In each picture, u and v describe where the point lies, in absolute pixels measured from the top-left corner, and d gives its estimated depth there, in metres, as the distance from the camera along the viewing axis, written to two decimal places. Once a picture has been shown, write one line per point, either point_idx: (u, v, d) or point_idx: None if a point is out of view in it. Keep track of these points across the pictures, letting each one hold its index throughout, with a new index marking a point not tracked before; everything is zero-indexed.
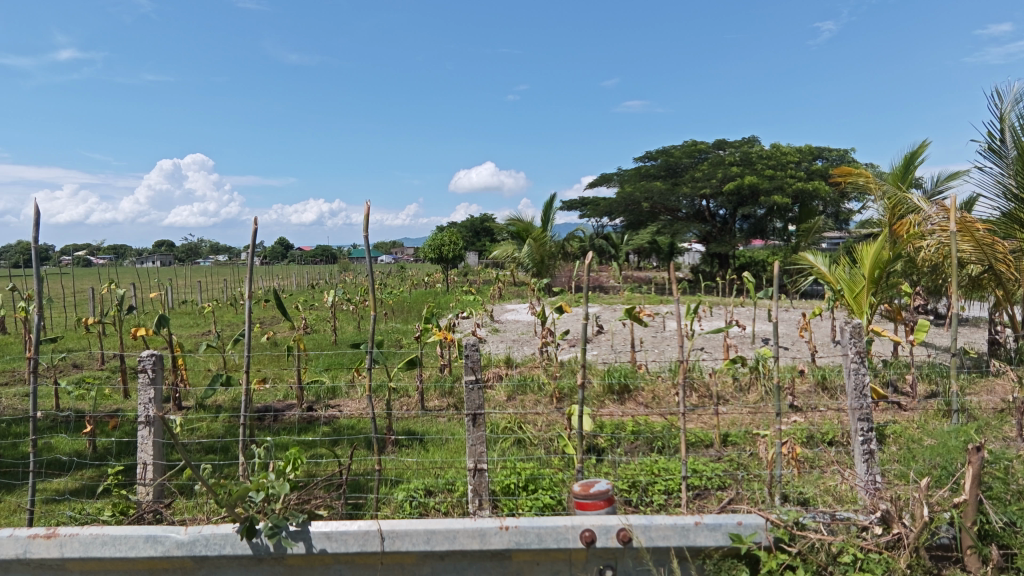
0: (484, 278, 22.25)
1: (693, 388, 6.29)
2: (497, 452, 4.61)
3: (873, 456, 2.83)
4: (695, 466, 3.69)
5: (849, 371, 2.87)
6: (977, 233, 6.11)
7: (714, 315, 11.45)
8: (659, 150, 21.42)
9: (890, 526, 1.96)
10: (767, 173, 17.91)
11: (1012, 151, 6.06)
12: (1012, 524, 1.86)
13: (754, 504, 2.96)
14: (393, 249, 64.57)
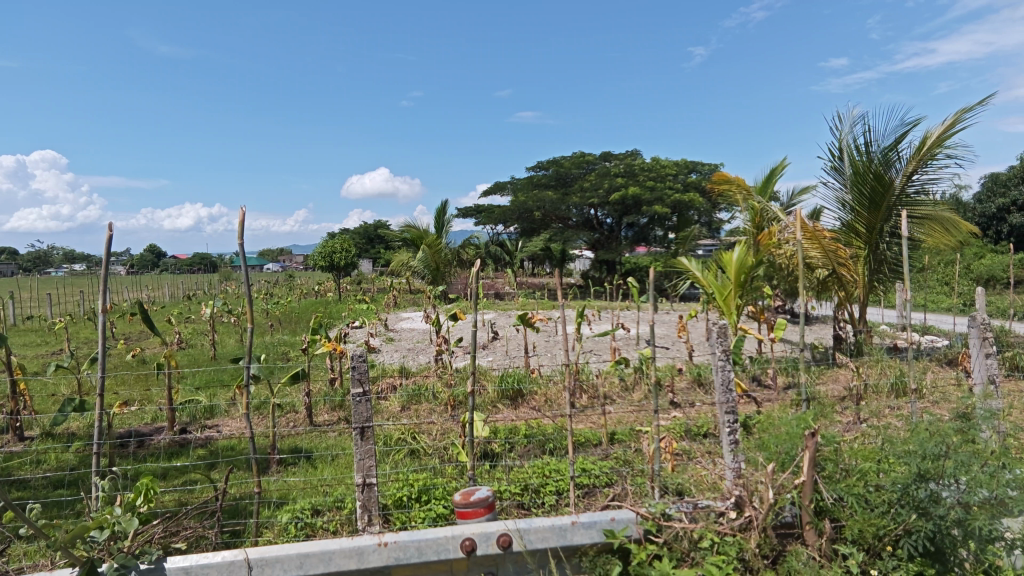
0: (378, 286, 21.69)
1: (583, 390, 6.51)
2: (389, 465, 4.49)
3: (739, 446, 3.07)
4: (583, 465, 3.81)
5: (717, 368, 3.12)
6: (824, 240, 6.94)
7: (602, 319, 12.00)
8: (550, 161, 22.08)
9: (743, 510, 2.11)
10: (648, 184, 19.05)
11: (849, 168, 6.93)
12: (840, 499, 2.02)
13: (636, 499, 3.11)
14: (281, 256, 60.94)
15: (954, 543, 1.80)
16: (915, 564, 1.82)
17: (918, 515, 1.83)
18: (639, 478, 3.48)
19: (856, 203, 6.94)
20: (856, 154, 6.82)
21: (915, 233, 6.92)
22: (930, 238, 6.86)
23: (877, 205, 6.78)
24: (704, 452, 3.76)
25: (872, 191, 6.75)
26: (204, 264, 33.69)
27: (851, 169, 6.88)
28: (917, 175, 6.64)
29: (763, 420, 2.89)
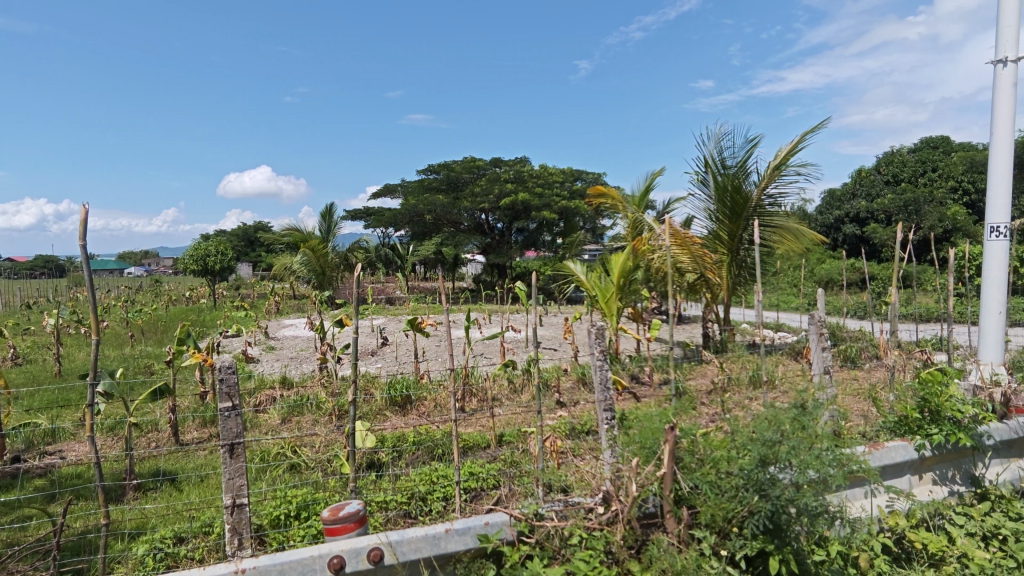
0: (259, 292, 20.32)
1: (472, 393, 6.50)
2: (266, 482, 4.19)
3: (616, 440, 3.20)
4: (470, 470, 3.80)
5: (595, 367, 3.26)
6: (692, 246, 7.52)
7: (493, 322, 12.12)
8: (441, 165, 22.00)
9: (610, 505, 2.20)
10: (537, 191, 19.55)
11: (712, 182, 7.57)
12: (696, 486, 2.16)
13: (522, 499, 3.15)
14: (145, 259, 55.09)
15: (789, 520, 1.98)
16: (758, 541, 1.99)
17: (759, 497, 2.00)
18: (525, 476, 3.53)
19: (720, 213, 7.60)
20: (718, 169, 7.48)
21: (769, 241, 7.68)
22: (781, 244, 7.65)
23: (738, 215, 7.45)
24: (587, 448, 3.88)
25: (733, 202, 7.42)
26: (48, 268, 29.60)
27: (715, 183, 7.51)
28: (769, 189, 7.40)
29: (636, 416, 3.04)
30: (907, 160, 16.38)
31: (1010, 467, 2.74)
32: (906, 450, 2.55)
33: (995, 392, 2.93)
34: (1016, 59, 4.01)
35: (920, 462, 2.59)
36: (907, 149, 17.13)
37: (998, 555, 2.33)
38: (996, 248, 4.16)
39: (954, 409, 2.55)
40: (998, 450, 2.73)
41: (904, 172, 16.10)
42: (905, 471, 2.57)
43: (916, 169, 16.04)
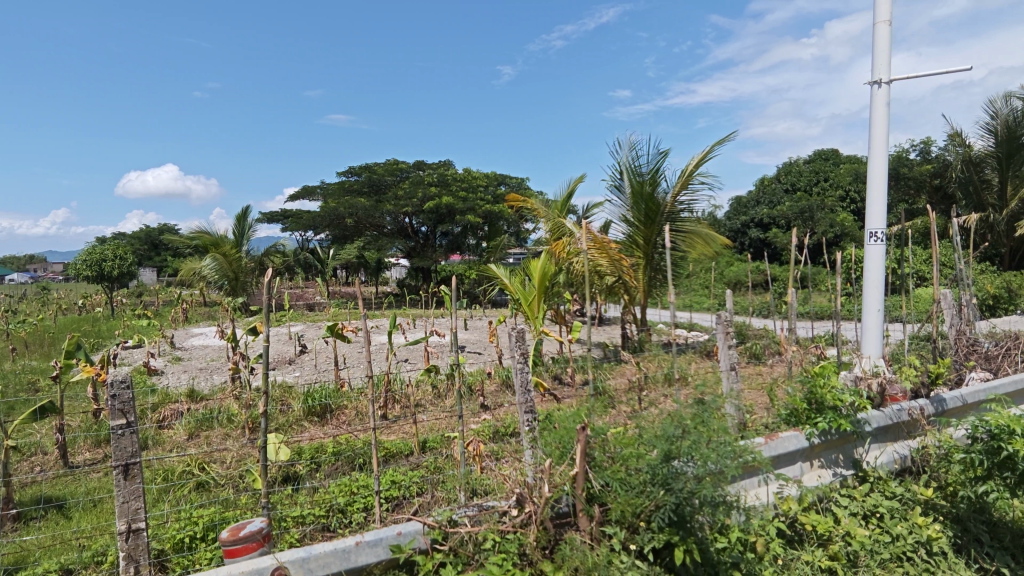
0: (164, 299, 18.95)
1: (395, 400, 6.36)
2: (170, 502, 3.89)
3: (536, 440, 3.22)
4: (393, 478, 3.72)
5: (517, 370, 3.28)
6: (610, 250, 7.78)
7: (416, 327, 11.96)
8: (362, 167, 21.49)
9: (524, 507, 2.21)
10: (461, 195, 19.48)
11: (628, 188, 7.86)
12: (606, 484, 2.22)
13: (444, 505, 3.11)
14: (29, 265, 50.00)
15: (693, 511, 2.06)
16: (665, 534, 2.06)
17: (664, 491, 2.07)
18: (448, 481, 3.49)
19: (635, 219, 7.88)
20: (633, 176, 7.76)
21: (680, 245, 8.06)
22: (692, 248, 8.04)
23: (652, 220, 7.77)
24: (510, 450, 3.90)
25: (647, 208, 7.73)
26: None
27: (631, 189, 7.78)
28: (680, 196, 7.78)
29: (555, 417, 3.08)
30: (803, 171, 17.74)
31: (887, 450, 2.99)
32: (797, 440, 2.72)
33: (874, 383, 3.20)
34: (889, 81, 4.44)
35: (810, 450, 2.78)
36: (803, 160, 18.57)
37: (875, 532, 2.56)
38: (875, 251, 4.58)
39: (837, 400, 2.77)
40: (876, 435, 2.98)
41: (801, 181, 17.41)
42: (797, 459, 2.74)
43: (811, 178, 17.39)
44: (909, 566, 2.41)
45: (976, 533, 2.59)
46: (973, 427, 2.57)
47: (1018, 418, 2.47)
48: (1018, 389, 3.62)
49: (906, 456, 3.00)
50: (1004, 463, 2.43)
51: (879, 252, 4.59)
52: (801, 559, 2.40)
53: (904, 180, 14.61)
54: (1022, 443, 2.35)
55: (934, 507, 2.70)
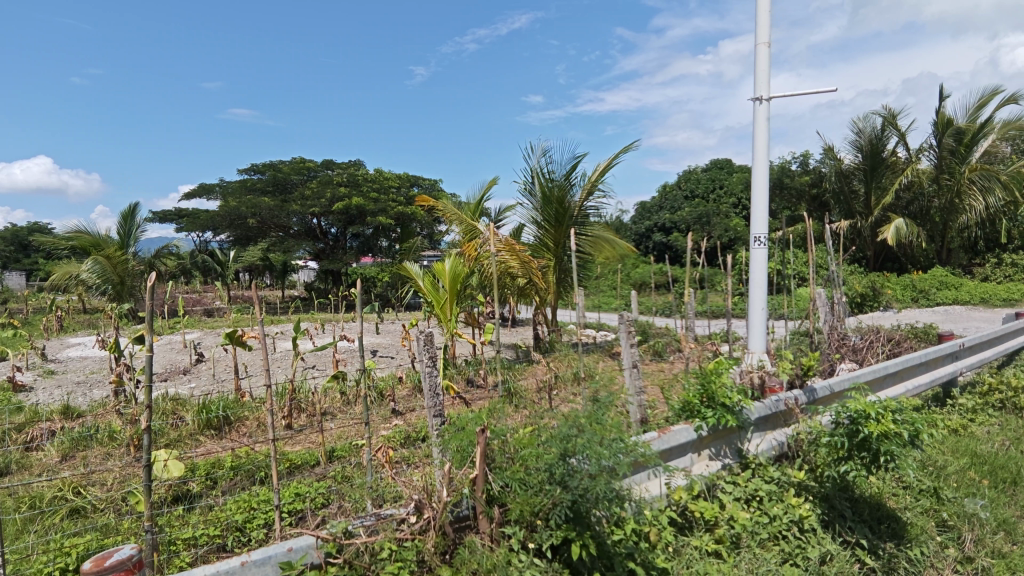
0: (36, 306, 17.00)
1: (300, 409, 6.05)
2: (37, 533, 3.47)
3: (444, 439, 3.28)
4: (297, 490, 3.55)
5: (425, 374, 3.30)
6: (521, 252, 7.81)
7: (324, 332, 11.54)
8: (266, 164, 20.43)
9: (422, 513, 2.20)
10: (372, 196, 18.98)
11: (537, 192, 8.00)
12: (506, 485, 2.24)
13: (351, 515, 3.00)
14: None
15: (588, 507, 2.12)
16: (562, 530, 2.11)
17: (561, 488, 2.12)
18: (355, 490, 3.36)
19: (544, 221, 8.05)
20: (543, 181, 7.91)
21: (586, 249, 8.32)
22: (598, 252, 8.32)
23: (560, 223, 7.98)
24: (420, 454, 3.82)
25: (556, 212, 7.92)
26: None
27: (541, 193, 7.92)
28: (588, 201, 8.04)
29: (461, 419, 3.03)
30: (701, 178, 18.87)
31: (767, 439, 3.23)
32: (687, 432, 2.85)
33: (756, 378, 3.44)
34: (769, 98, 4.82)
35: (699, 441, 2.92)
36: (701, 168, 19.78)
37: (755, 514, 2.77)
38: (759, 254, 4.94)
39: (722, 393, 2.95)
40: (758, 425, 3.20)
41: (699, 188, 18.50)
42: (688, 451, 2.87)
43: (708, 186, 18.52)
44: (784, 543, 2.65)
45: (840, 510, 2.87)
46: (837, 413, 2.85)
47: (871, 403, 2.76)
48: (875, 378, 3.97)
49: (783, 443, 3.26)
50: (860, 444, 2.71)
51: (762, 256, 4.96)
52: (691, 544, 2.56)
53: (788, 189, 15.88)
54: (874, 424, 2.64)
55: (806, 488, 2.96)
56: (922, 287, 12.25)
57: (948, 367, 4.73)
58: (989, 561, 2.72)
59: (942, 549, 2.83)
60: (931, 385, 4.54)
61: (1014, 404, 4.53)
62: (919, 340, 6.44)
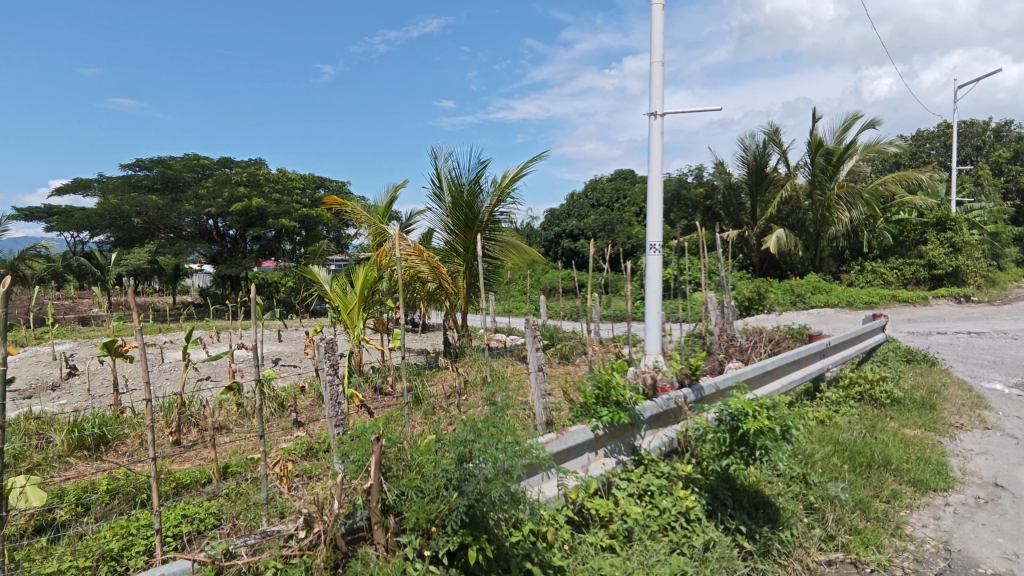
0: None
1: (190, 423, 5.60)
2: None
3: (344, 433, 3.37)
4: (183, 511, 3.29)
5: (326, 383, 3.37)
6: (431, 257, 7.71)
7: (220, 340, 10.87)
8: (153, 160, 18.86)
9: (312, 527, 2.13)
10: (274, 197, 18.07)
11: (447, 197, 7.96)
12: (402, 493, 2.22)
13: (243, 534, 2.83)
14: None
15: (484, 512, 2.13)
16: (458, 536, 2.10)
17: (457, 493, 2.13)
18: (250, 508, 3.15)
19: (454, 226, 8.03)
20: (452, 186, 7.88)
21: (496, 254, 8.40)
22: (507, 257, 8.43)
23: (470, 228, 7.99)
24: (322, 466, 3.69)
25: (465, 217, 7.93)
26: None
27: (450, 198, 7.90)
28: (497, 207, 8.11)
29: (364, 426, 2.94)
30: (606, 188, 19.62)
31: (658, 435, 3.42)
32: (584, 432, 2.94)
33: (649, 378, 3.63)
34: (662, 114, 5.12)
35: (595, 441, 3.02)
36: (606, 178, 20.59)
37: (647, 507, 2.92)
38: (654, 261, 5.23)
39: (616, 393, 3.08)
40: (650, 423, 3.37)
41: (605, 198, 19.24)
42: (584, 450, 2.96)
43: (612, 195, 19.29)
44: (672, 534, 2.81)
45: (722, 499, 3.08)
46: (719, 409, 3.06)
47: (749, 401, 2.99)
48: (755, 376, 4.30)
49: (673, 439, 3.46)
50: (739, 439, 2.93)
51: (658, 262, 5.25)
52: (587, 541, 2.65)
53: (684, 200, 16.74)
54: (752, 421, 2.86)
55: (693, 480, 3.15)
56: (800, 292, 13.47)
57: (817, 364, 5.23)
58: (847, 538, 3.03)
59: (809, 530, 3.11)
60: (803, 381, 4.99)
61: (870, 396, 5.09)
62: (795, 340, 7.06)
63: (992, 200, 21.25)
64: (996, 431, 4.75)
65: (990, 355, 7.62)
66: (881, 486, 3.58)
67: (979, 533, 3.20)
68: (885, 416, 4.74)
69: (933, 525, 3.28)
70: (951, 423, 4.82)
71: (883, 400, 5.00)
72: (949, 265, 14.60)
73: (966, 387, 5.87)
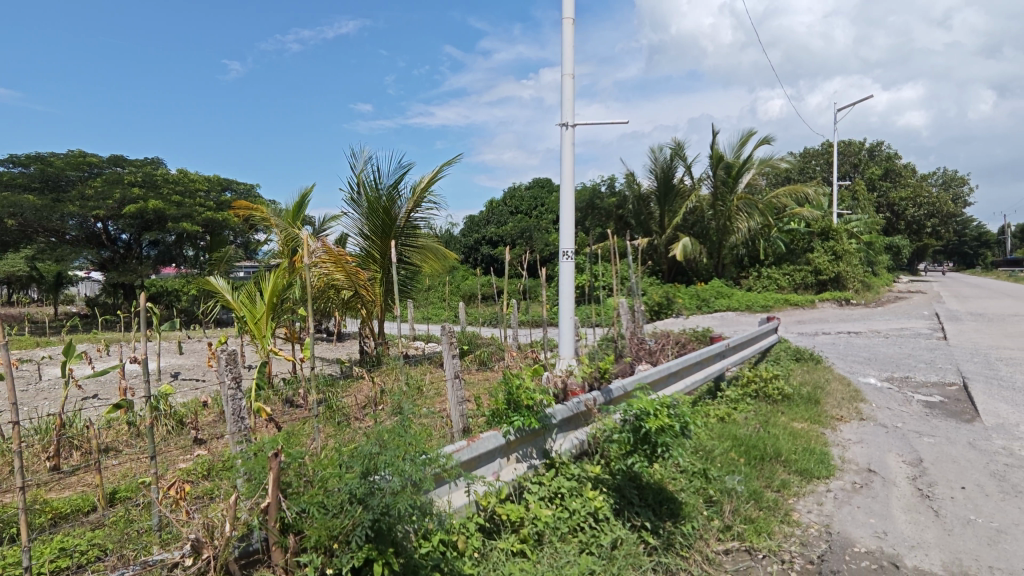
0: None
1: (72, 445, 5.07)
2: None
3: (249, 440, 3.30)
4: (59, 544, 2.97)
5: (228, 397, 3.27)
6: (347, 264, 7.51)
7: (109, 354, 9.99)
8: (31, 156, 17.02)
9: (202, 553, 2.03)
10: (173, 199, 16.87)
11: (363, 202, 7.74)
12: (303, 511, 2.13)
13: (130, 564, 2.61)
14: None
15: (389, 524, 2.08)
16: (363, 552, 2.03)
17: (361, 507, 2.06)
18: (139, 537, 2.91)
19: (370, 231, 7.80)
20: (368, 191, 7.67)
21: (414, 260, 8.29)
22: (424, 264, 8.35)
23: (387, 234, 7.80)
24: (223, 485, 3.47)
25: (383, 222, 7.74)
26: None
27: (366, 204, 7.69)
28: (414, 212, 8.01)
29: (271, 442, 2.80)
30: (525, 196, 19.87)
31: (569, 438, 3.50)
32: (496, 438, 2.95)
33: (560, 382, 3.71)
34: (574, 124, 5.27)
35: (507, 446, 3.04)
36: (525, 186, 20.89)
37: (557, 510, 2.98)
38: (567, 267, 5.35)
39: (527, 397, 3.11)
40: (561, 426, 3.43)
41: (523, 205, 19.51)
42: (496, 456, 2.97)
43: (531, 203, 19.58)
44: (581, 534, 2.88)
45: (629, 497, 3.19)
46: (625, 410, 3.18)
47: (651, 401, 3.12)
48: (661, 378, 4.50)
49: (583, 441, 3.56)
50: (642, 437, 3.06)
51: (570, 268, 5.39)
52: (497, 547, 2.66)
53: (598, 209, 17.54)
54: (654, 420, 2.99)
55: (601, 481, 3.25)
56: (705, 297, 14.29)
57: (718, 364, 5.56)
58: (742, 527, 3.24)
59: (708, 522, 3.28)
60: (705, 381, 5.29)
61: (764, 392, 5.48)
62: (700, 342, 7.48)
63: (867, 213, 23.61)
64: (870, 421, 5.24)
65: (866, 353, 8.44)
66: (772, 478, 3.85)
67: (855, 515, 3.52)
68: (777, 412, 5.11)
69: (816, 511, 3.56)
70: (833, 416, 5.27)
71: (775, 396, 5.41)
72: (832, 271, 16.04)
73: (846, 382, 6.45)
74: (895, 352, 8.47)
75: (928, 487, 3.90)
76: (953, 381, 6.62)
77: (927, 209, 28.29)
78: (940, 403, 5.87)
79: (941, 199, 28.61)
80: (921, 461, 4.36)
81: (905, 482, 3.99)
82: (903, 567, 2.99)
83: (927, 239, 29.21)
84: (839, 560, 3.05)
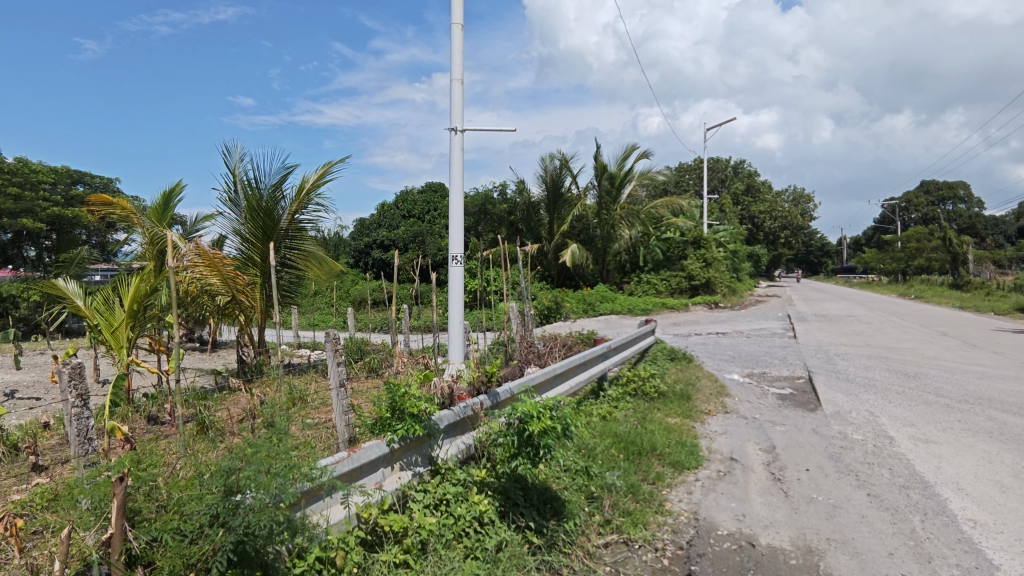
0: None
1: None
2: None
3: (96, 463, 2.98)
4: None
5: (71, 417, 2.98)
6: (222, 268, 6.81)
7: None
8: None
9: None
10: (9, 192, 14.80)
11: (241, 203, 7.23)
12: (153, 539, 1.94)
13: None
14: None
15: (256, 546, 1.94)
16: None
17: (223, 530, 1.93)
18: None
19: (250, 233, 7.30)
20: (247, 190, 7.16)
21: (298, 265, 7.87)
22: (309, 269, 7.94)
23: (268, 236, 7.34)
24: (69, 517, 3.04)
25: (264, 224, 7.28)
26: None
27: (245, 204, 7.19)
28: (299, 214, 7.61)
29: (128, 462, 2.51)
30: (417, 200, 19.61)
31: (456, 443, 3.48)
32: (378, 448, 2.86)
33: (446, 388, 3.68)
34: (462, 130, 5.28)
35: (391, 455, 2.96)
36: (417, 189, 20.59)
37: (442, 517, 2.95)
38: (457, 272, 5.34)
39: (410, 404, 3.05)
40: (447, 432, 3.41)
41: (415, 209, 19.26)
42: (378, 466, 2.88)
43: (423, 207, 19.37)
44: (465, 540, 2.88)
45: (514, 499, 3.24)
46: (509, 413, 3.22)
47: (535, 404, 3.19)
48: (547, 381, 4.64)
49: (469, 445, 3.56)
50: (526, 440, 3.12)
51: (460, 273, 5.37)
52: (379, 560, 2.57)
53: (490, 215, 17.73)
54: (536, 422, 3.07)
55: (487, 484, 3.27)
56: (591, 301, 14.93)
57: (600, 365, 5.81)
58: (621, 520, 3.40)
59: (589, 517, 3.42)
60: (589, 381, 5.51)
61: (642, 391, 5.82)
62: (585, 344, 7.79)
63: (732, 225, 25.97)
64: (733, 414, 5.75)
65: (730, 351, 9.27)
66: (649, 470, 4.09)
67: (718, 501, 3.83)
68: (653, 408, 5.45)
69: (686, 499, 3.83)
70: (702, 410, 5.72)
71: (652, 394, 5.77)
72: (703, 276, 17.47)
73: (713, 378, 7.03)
74: (754, 350, 9.36)
75: (780, 471, 4.34)
76: (800, 374, 7.46)
77: (781, 222, 31.63)
78: (790, 395, 6.58)
79: (792, 213, 32.14)
80: (774, 448, 4.84)
81: (761, 468, 4.41)
82: (759, 545, 3.30)
83: (781, 249, 32.64)
84: (705, 544, 3.30)
